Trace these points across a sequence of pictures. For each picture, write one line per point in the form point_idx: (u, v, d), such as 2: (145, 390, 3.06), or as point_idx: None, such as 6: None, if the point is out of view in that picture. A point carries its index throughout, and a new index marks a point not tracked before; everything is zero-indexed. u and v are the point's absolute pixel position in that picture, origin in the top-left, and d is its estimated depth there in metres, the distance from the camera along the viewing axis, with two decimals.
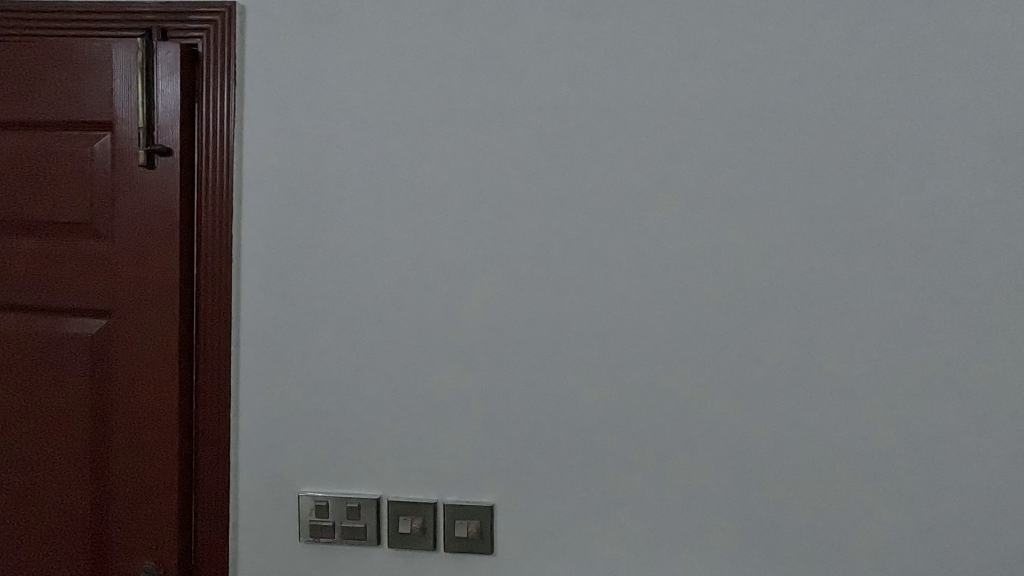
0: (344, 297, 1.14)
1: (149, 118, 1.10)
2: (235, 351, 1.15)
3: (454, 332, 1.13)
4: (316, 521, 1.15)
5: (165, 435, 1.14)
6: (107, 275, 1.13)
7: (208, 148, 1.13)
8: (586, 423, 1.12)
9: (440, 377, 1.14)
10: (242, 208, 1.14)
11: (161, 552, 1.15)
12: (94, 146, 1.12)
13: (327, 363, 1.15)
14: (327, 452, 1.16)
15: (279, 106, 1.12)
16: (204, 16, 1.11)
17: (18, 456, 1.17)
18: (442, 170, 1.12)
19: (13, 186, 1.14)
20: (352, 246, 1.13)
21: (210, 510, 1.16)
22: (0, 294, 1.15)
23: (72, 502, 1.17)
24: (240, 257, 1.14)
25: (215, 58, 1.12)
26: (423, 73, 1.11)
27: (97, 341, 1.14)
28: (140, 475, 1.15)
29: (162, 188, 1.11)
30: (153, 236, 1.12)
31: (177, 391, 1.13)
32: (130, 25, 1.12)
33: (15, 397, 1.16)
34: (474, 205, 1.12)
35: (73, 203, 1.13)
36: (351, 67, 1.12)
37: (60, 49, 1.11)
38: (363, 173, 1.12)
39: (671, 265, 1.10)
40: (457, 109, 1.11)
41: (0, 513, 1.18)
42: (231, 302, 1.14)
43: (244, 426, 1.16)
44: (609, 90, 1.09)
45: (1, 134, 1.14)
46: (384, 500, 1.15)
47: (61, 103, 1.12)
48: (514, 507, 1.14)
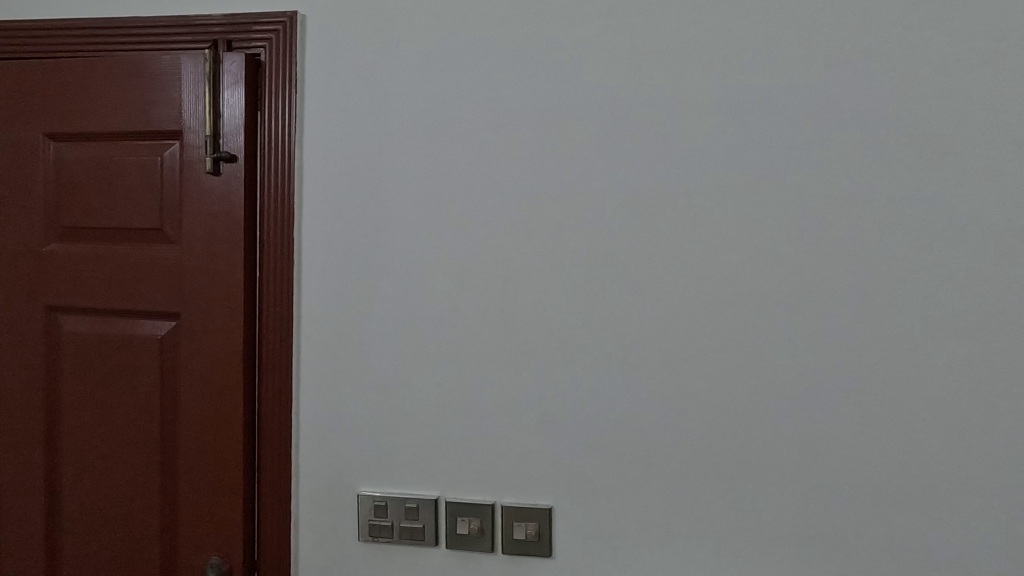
0: (402, 298, 1.15)
1: (215, 126, 1.14)
2: (297, 353, 1.18)
3: (511, 332, 1.13)
4: (375, 521, 1.16)
5: (231, 433, 1.17)
6: (175, 279, 1.17)
7: (270, 154, 1.16)
8: (645, 424, 1.11)
9: (497, 378, 1.13)
10: (303, 212, 1.16)
11: (227, 548, 1.18)
12: (164, 155, 1.17)
13: (386, 364, 1.16)
14: (386, 452, 1.17)
15: (338, 111, 1.15)
16: (266, 26, 1.14)
17: (94, 452, 1.22)
18: (498, 169, 1.12)
19: (89, 194, 1.19)
20: (410, 248, 1.14)
21: (273, 507, 1.19)
22: (78, 297, 1.20)
23: (143, 498, 1.21)
24: (301, 260, 1.17)
25: (277, 66, 1.14)
26: (480, 74, 1.12)
27: (168, 343, 1.19)
28: (207, 474, 1.18)
29: (227, 194, 1.15)
30: (218, 241, 1.15)
31: (241, 392, 1.16)
32: (196, 37, 1.16)
33: (91, 397, 1.22)
34: (531, 205, 1.12)
35: (145, 209, 1.17)
36: (408, 70, 1.13)
37: (132, 62, 1.16)
38: (419, 176, 1.13)
39: (734, 262, 1.08)
40: (513, 109, 1.11)
41: (78, 506, 1.23)
42: (292, 304, 1.16)
43: (305, 426, 1.18)
44: (668, 86, 1.08)
45: (79, 145, 1.20)
46: (442, 500, 1.15)
47: (132, 114, 1.16)
48: (572, 511, 1.12)
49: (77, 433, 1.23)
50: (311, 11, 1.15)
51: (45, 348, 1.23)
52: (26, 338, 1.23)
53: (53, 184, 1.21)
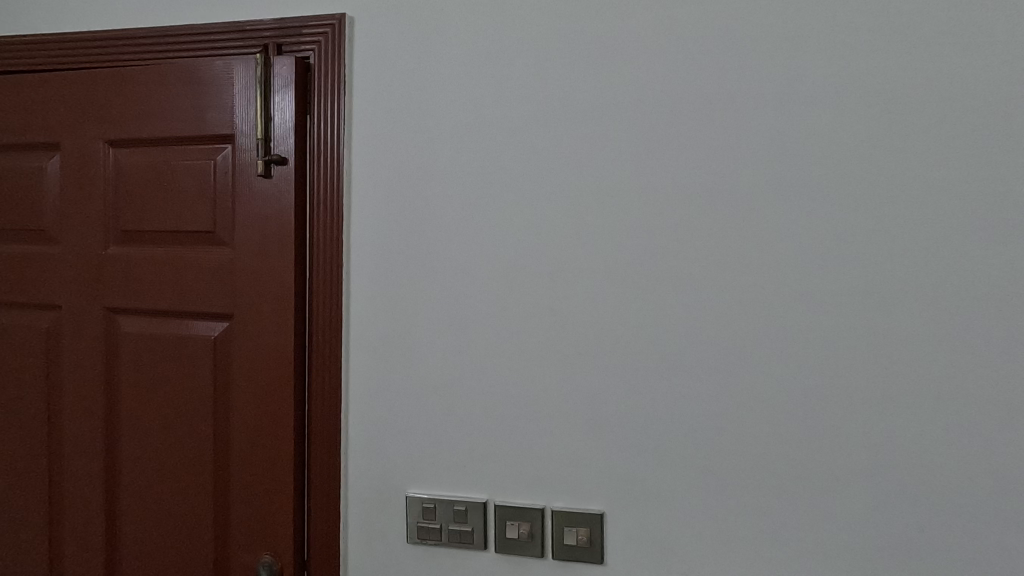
0: (449, 298, 1.14)
1: (266, 130, 1.16)
2: (346, 354, 1.18)
3: (561, 333, 1.10)
4: (423, 523, 1.16)
5: (282, 433, 1.18)
6: (228, 280, 1.19)
7: (319, 157, 1.16)
8: (701, 429, 1.07)
9: (547, 379, 1.11)
10: (352, 212, 1.16)
11: (278, 547, 1.19)
12: (217, 158, 1.19)
13: (433, 365, 1.15)
14: (434, 454, 1.16)
15: (385, 111, 1.15)
16: (315, 29, 1.15)
17: (151, 450, 1.25)
18: (547, 167, 1.10)
19: (145, 198, 1.22)
20: (457, 249, 1.13)
21: (322, 508, 1.19)
22: (135, 299, 1.24)
23: (197, 497, 1.23)
24: (349, 262, 1.17)
25: (326, 68, 1.15)
26: (527, 71, 1.10)
27: (221, 343, 1.21)
28: (258, 473, 1.20)
29: (278, 197, 1.16)
30: (269, 242, 1.16)
31: (292, 393, 1.17)
32: (247, 42, 1.18)
33: (147, 396, 1.25)
34: (580, 203, 1.09)
35: (199, 213, 1.20)
36: (454, 69, 1.12)
37: (186, 68, 1.19)
38: (467, 175, 1.12)
39: (795, 260, 1.03)
40: (562, 105, 1.09)
41: (136, 502, 1.27)
42: (341, 305, 1.17)
43: (353, 427, 1.19)
44: (723, 77, 1.04)
45: (137, 151, 1.23)
46: (491, 504, 1.14)
47: (186, 119, 1.19)
48: (624, 516, 1.09)
49: (134, 431, 1.26)
50: (359, 13, 1.15)
51: (104, 349, 1.26)
52: (86, 338, 1.27)
53: (112, 190, 1.24)
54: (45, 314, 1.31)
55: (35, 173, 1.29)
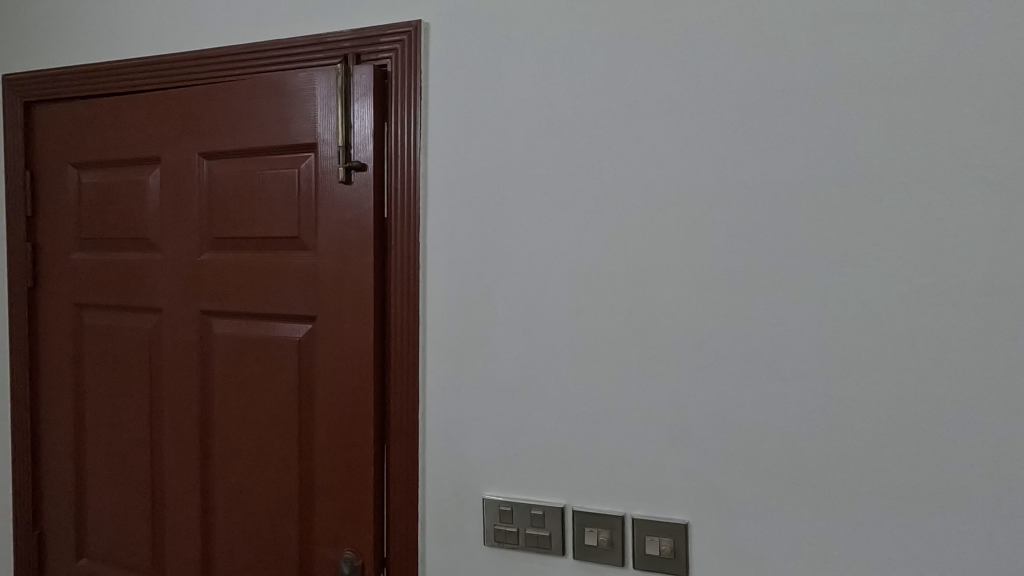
0: (525, 301, 1.13)
1: (347, 137, 1.19)
2: (423, 356, 1.20)
3: (641, 336, 1.07)
4: (499, 526, 1.15)
5: (363, 432, 1.21)
6: (312, 284, 1.23)
7: (396, 162, 1.18)
8: (794, 438, 1.00)
9: (627, 383, 1.08)
10: (428, 215, 1.18)
11: (359, 544, 1.22)
12: (301, 167, 1.24)
13: (509, 368, 1.15)
14: (511, 457, 1.15)
15: (460, 115, 1.15)
16: (392, 37, 1.17)
17: (241, 446, 1.32)
18: (625, 165, 1.07)
19: (235, 207, 1.29)
20: (532, 251, 1.12)
21: (401, 507, 1.21)
22: (227, 302, 1.30)
23: (283, 492, 1.28)
24: (426, 265, 1.19)
25: (403, 75, 1.17)
26: (604, 67, 1.08)
27: (305, 344, 1.25)
28: (340, 471, 1.23)
29: (358, 203, 1.19)
30: (350, 247, 1.20)
31: (372, 393, 1.20)
32: (328, 54, 1.22)
33: (237, 394, 1.31)
34: (661, 201, 1.05)
35: (285, 219, 1.25)
36: (529, 70, 1.11)
37: (272, 82, 1.24)
38: (543, 177, 1.11)
39: (903, 257, 0.94)
40: (640, 101, 1.06)
41: (228, 495, 1.33)
42: (418, 308, 1.19)
43: (430, 428, 1.20)
44: (819, 63, 0.97)
45: (228, 161, 1.30)
46: (569, 509, 1.12)
47: (273, 130, 1.24)
48: (710, 527, 1.04)
49: (226, 428, 1.33)
50: (434, 19, 1.16)
51: (200, 350, 1.34)
52: (184, 339, 1.35)
53: (205, 199, 1.32)
54: (147, 316, 1.41)
55: (138, 185, 1.39)
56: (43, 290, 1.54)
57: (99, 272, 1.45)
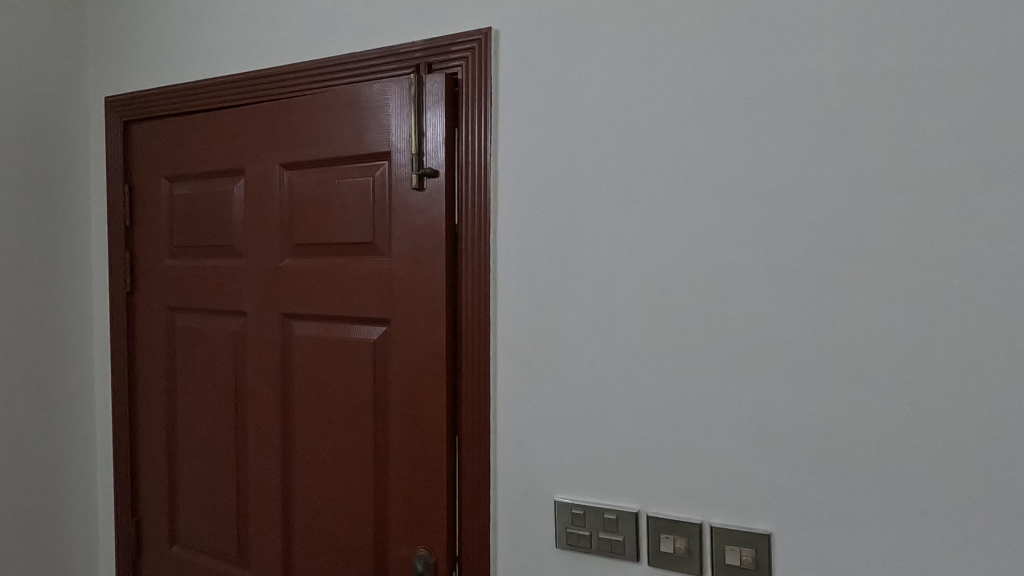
0: (596, 303, 1.13)
1: (419, 145, 1.22)
2: (494, 358, 1.21)
3: (719, 339, 1.04)
4: (572, 529, 1.15)
5: (435, 433, 1.24)
6: (386, 288, 1.27)
7: (467, 167, 1.20)
8: (887, 449, 0.94)
9: (703, 388, 1.06)
10: (498, 220, 1.20)
11: (432, 542, 1.25)
12: (375, 175, 1.28)
13: (581, 371, 1.14)
14: (583, 460, 1.15)
15: (530, 119, 1.16)
16: (462, 45, 1.20)
17: (319, 443, 1.37)
18: (701, 164, 1.04)
19: (314, 214, 1.35)
20: (604, 253, 1.12)
21: (472, 507, 1.23)
22: (307, 305, 1.37)
23: (360, 488, 1.33)
24: (497, 267, 1.20)
25: (473, 82, 1.19)
26: (677, 66, 1.06)
27: (379, 346, 1.29)
28: (414, 470, 1.26)
29: (430, 208, 1.22)
30: (422, 251, 1.23)
31: (444, 394, 1.22)
32: (401, 64, 1.26)
33: (316, 393, 1.37)
34: (739, 200, 1.02)
35: (361, 226, 1.30)
36: (600, 72, 1.11)
37: (348, 94, 1.29)
38: (615, 178, 1.10)
39: (1017, 254, 0.87)
40: (717, 98, 1.03)
41: (307, 489, 1.39)
42: (489, 310, 1.20)
43: (502, 429, 1.21)
44: (915, 49, 0.91)
45: (307, 171, 1.36)
46: (643, 515, 1.10)
47: (349, 140, 1.30)
48: (795, 538, 1.00)
49: (305, 426, 1.39)
50: (504, 26, 1.18)
51: (281, 350, 1.41)
52: (267, 340, 1.43)
53: (286, 207, 1.39)
54: (232, 319, 1.49)
55: (224, 196, 1.48)
56: (139, 294, 1.66)
57: (189, 278, 1.55)
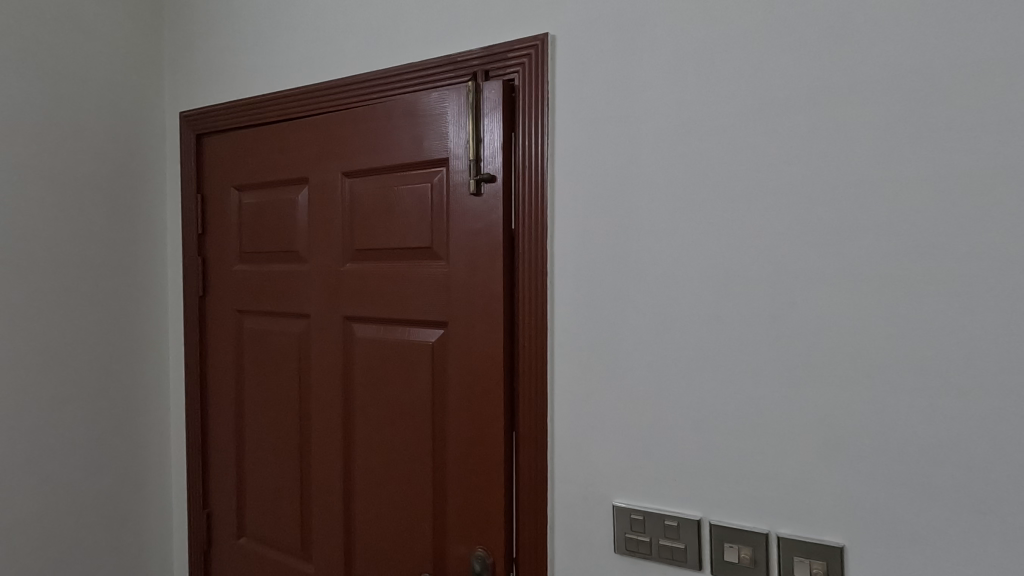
0: (656, 307, 1.12)
1: (477, 151, 1.24)
2: (551, 361, 1.22)
3: (787, 343, 1.01)
4: (631, 535, 1.14)
5: (493, 433, 1.25)
6: (444, 291, 1.30)
7: (524, 171, 1.22)
8: (972, 462, 0.89)
9: (769, 394, 1.03)
10: (555, 223, 1.20)
11: (490, 543, 1.26)
12: (433, 181, 1.32)
13: (640, 375, 1.13)
14: (642, 465, 1.14)
15: (587, 123, 1.17)
16: (519, 51, 1.21)
17: (380, 441, 1.41)
18: (767, 163, 1.02)
19: (374, 220, 1.39)
20: (663, 256, 1.11)
21: (530, 509, 1.23)
22: (367, 308, 1.41)
23: (419, 488, 1.36)
24: (553, 271, 1.21)
25: (530, 88, 1.20)
26: (740, 65, 1.04)
27: (437, 348, 1.32)
28: (472, 470, 1.28)
29: (487, 213, 1.24)
30: (480, 256, 1.25)
31: (501, 396, 1.24)
32: (459, 73, 1.28)
33: (376, 393, 1.41)
34: (808, 200, 0.99)
35: (420, 231, 1.33)
36: (659, 74, 1.10)
37: (408, 103, 1.33)
38: (675, 180, 1.09)
39: None
40: (784, 96, 1.00)
41: (368, 487, 1.44)
42: (547, 314, 1.21)
43: (559, 432, 1.22)
44: (1001, 37, 0.86)
45: (368, 178, 1.41)
46: (706, 522, 1.08)
47: (408, 148, 1.33)
48: (871, 552, 0.96)
49: (366, 425, 1.43)
50: (561, 31, 1.19)
51: (343, 352, 1.46)
52: (329, 341, 1.48)
53: (348, 214, 1.44)
54: (297, 321, 1.56)
55: (289, 204, 1.54)
56: (211, 298, 1.75)
57: (257, 282, 1.63)
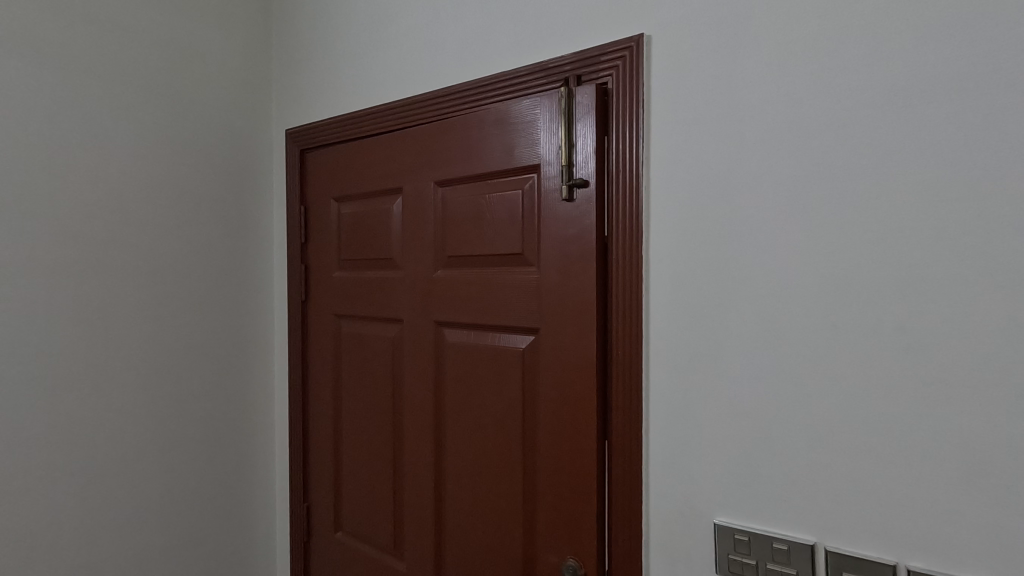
0: (761, 315, 1.06)
1: (569, 156, 1.23)
2: (646, 369, 1.18)
3: (917, 356, 0.92)
4: (734, 556, 1.08)
5: (585, 442, 1.23)
6: (535, 298, 1.30)
7: (618, 175, 1.19)
8: None
9: (895, 413, 0.94)
10: (651, 227, 1.17)
11: (581, 555, 1.24)
12: (524, 188, 1.32)
13: (745, 387, 1.07)
14: (748, 483, 1.07)
15: (685, 124, 1.13)
16: (613, 53, 1.19)
17: (470, 445, 1.43)
18: (892, 158, 0.93)
19: (465, 228, 1.42)
20: (771, 261, 1.04)
21: (624, 522, 1.20)
22: (458, 313, 1.44)
23: (509, 492, 1.36)
24: (648, 277, 1.18)
25: (625, 90, 1.18)
26: (857, 55, 0.96)
27: (528, 354, 1.33)
28: (563, 479, 1.27)
29: (580, 218, 1.23)
30: (572, 261, 1.24)
31: (594, 405, 1.22)
32: (551, 79, 1.28)
33: (466, 398, 1.43)
34: (943, 197, 0.89)
35: (511, 237, 1.34)
36: (765, 69, 1.04)
37: (499, 111, 1.35)
38: (783, 180, 1.03)
39: None
40: (913, 83, 0.91)
41: (459, 489, 1.46)
42: (642, 321, 1.18)
43: (655, 444, 1.18)
44: None
45: (460, 187, 1.44)
46: (821, 548, 1.00)
47: (499, 155, 1.35)
48: None
49: (456, 428, 1.46)
50: (657, 31, 1.16)
51: (434, 356, 1.50)
52: (422, 346, 1.52)
53: (440, 222, 1.48)
54: (391, 326, 1.62)
55: (384, 213, 1.61)
56: (312, 303, 1.86)
57: (353, 288, 1.71)
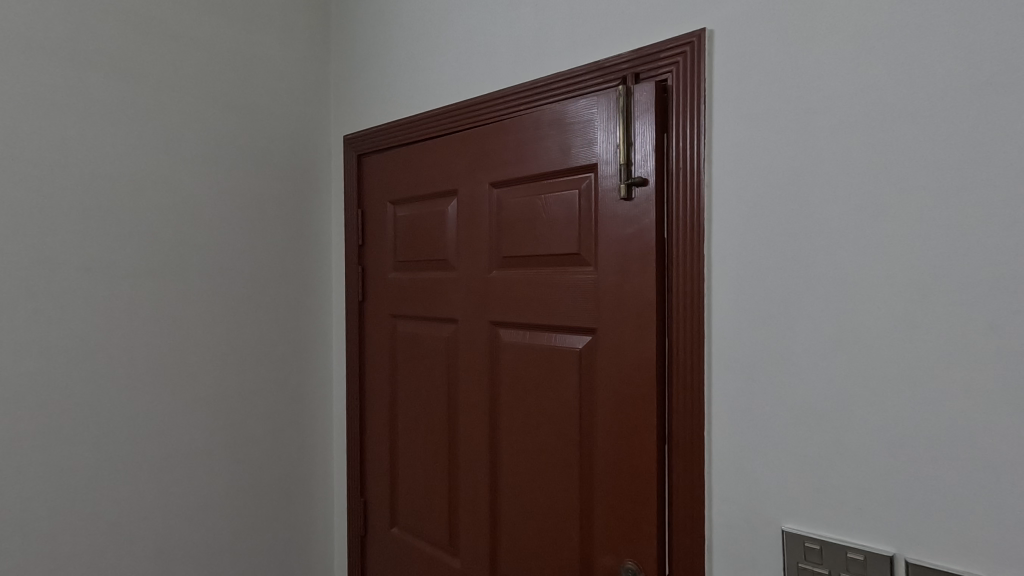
0: (832, 315, 1.02)
1: (628, 155, 1.22)
2: (708, 372, 1.16)
3: (1009, 359, 0.86)
4: (805, 564, 1.04)
5: (644, 443, 1.22)
6: (592, 298, 1.29)
7: (679, 174, 1.18)
8: None
9: (984, 419, 0.88)
10: (713, 226, 1.15)
11: (640, 558, 1.22)
12: (581, 187, 1.32)
13: (814, 389, 1.04)
14: (819, 489, 1.03)
15: (749, 119, 1.10)
16: (673, 50, 1.18)
17: (526, 444, 1.44)
18: (977, 149, 0.88)
19: (521, 229, 1.43)
20: (844, 259, 1.00)
21: (684, 526, 1.17)
22: (514, 313, 1.45)
23: (566, 493, 1.36)
24: (710, 277, 1.15)
25: (685, 86, 1.17)
26: (936, 41, 0.91)
27: (584, 354, 1.32)
28: (621, 481, 1.25)
29: (639, 217, 1.21)
30: (631, 261, 1.23)
31: (653, 406, 1.20)
32: (608, 78, 1.28)
33: (522, 397, 1.44)
34: None
35: (567, 237, 1.34)
36: (835, 60, 1.01)
37: (555, 111, 1.35)
38: (858, 174, 0.99)
39: None
40: (1003, 68, 0.86)
41: (514, 488, 1.47)
42: (704, 321, 1.15)
43: (718, 447, 1.15)
44: None
45: (515, 187, 1.45)
46: (901, 560, 0.95)
47: (555, 155, 1.35)
48: None
49: (512, 428, 1.47)
50: (719, 25, 1.14)
51: (489, 357, 1.52)
52: (477, 345, 1.54)
53: (495, 223, 1.50)
54: (446, 326, 1.65)
55: (440, 216, 1.64)
56: (369, 303, 1.92)
57: (409, 289, 1.75)
